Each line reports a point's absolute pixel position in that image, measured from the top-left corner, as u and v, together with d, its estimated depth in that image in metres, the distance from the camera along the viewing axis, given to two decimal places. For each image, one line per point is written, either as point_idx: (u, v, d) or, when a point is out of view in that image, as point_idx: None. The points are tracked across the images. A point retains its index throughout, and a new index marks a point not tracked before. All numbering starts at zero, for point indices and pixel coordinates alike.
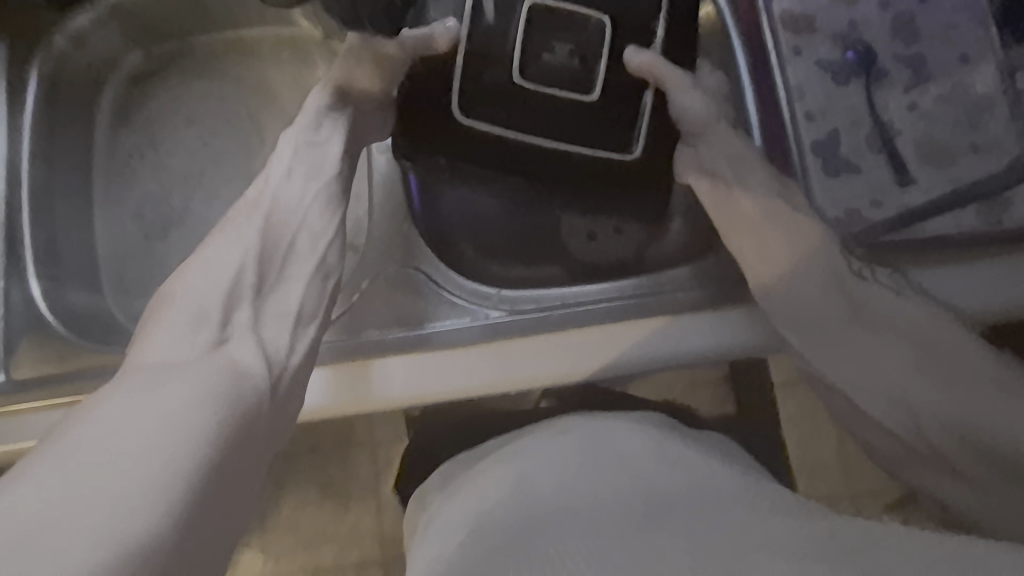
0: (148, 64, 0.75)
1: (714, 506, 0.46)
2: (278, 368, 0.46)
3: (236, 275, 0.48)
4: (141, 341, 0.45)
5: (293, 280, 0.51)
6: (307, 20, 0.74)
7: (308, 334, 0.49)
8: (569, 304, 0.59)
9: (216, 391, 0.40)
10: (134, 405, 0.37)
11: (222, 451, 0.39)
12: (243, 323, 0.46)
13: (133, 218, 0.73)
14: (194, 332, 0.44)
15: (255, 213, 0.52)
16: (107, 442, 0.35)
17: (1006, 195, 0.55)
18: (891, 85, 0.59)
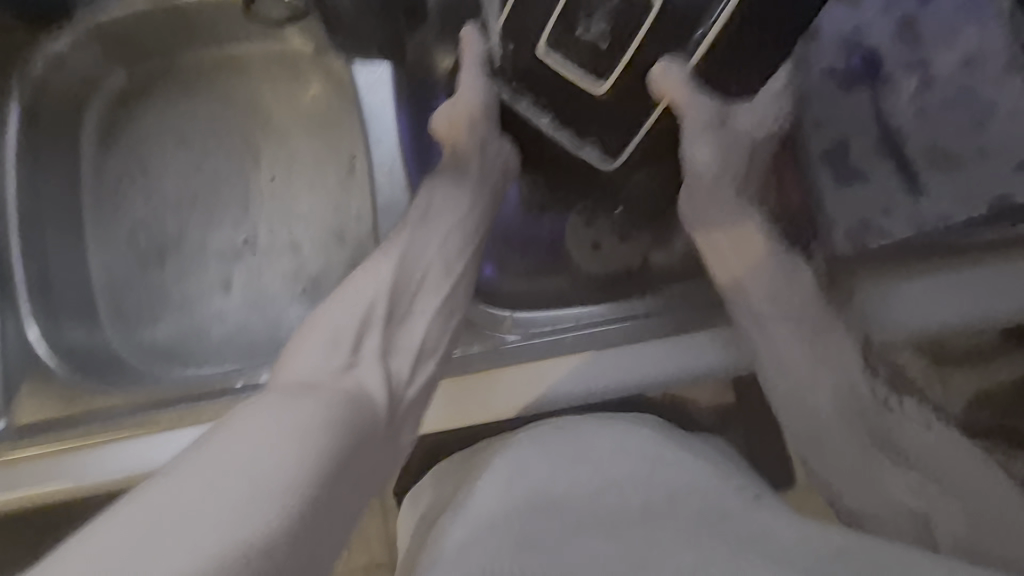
0: (132, 84, 0.72)
1: (732, 516, 0.45)
2: (398, 401, 0.46)
3: (369, 302, 0.49)
4: (288, 357, 0.46)
5: (415, 314, 0.51)
6: (299, 38, 0.73)
7: (425, 367, 0.50)
8: (581, 325, 0.59)
9: (349, 415, 0.40)
10: (288, 414, 0.38)
11: (351, 481, 0.38)
12: (371, 352, 0.47)
13: (126, 246, 0.71)
14: (334, 353, 0.45)
15: (384, 245, 0.53)
16: (264, 445, 0.35)
17: (1014, 199, 0.55)
18: (896, 90, 0.60)
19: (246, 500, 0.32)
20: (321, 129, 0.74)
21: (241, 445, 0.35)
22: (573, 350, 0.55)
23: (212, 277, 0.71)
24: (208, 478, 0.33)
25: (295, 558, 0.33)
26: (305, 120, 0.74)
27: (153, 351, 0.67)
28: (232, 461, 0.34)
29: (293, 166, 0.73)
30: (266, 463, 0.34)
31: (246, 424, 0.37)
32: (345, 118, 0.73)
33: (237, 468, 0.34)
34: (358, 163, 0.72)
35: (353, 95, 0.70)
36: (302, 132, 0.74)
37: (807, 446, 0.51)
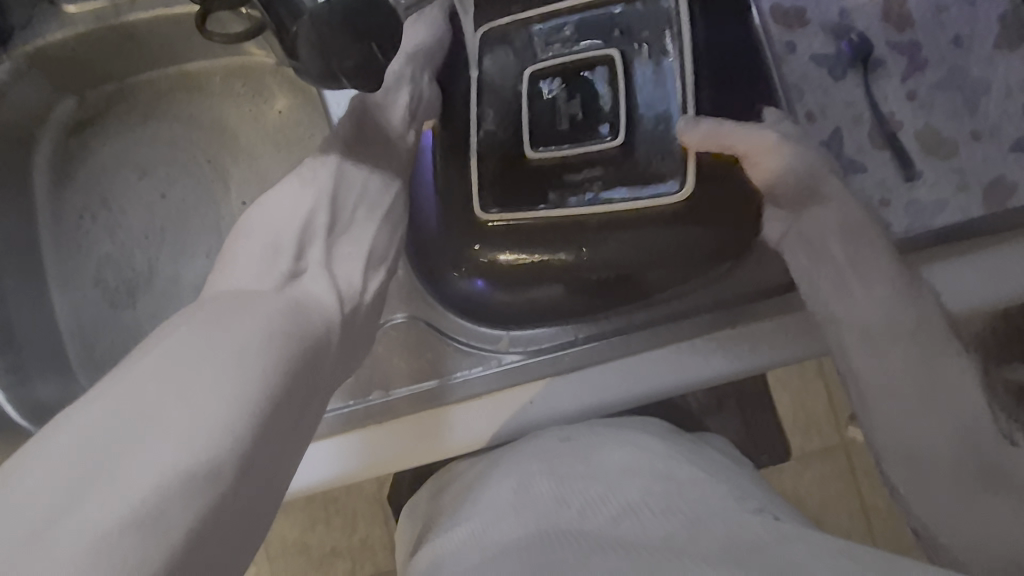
0: (85, 111, 0.69)
1: (744, 523, 0.42)
2: (351, 310, 0.45)
3: (306, 212, 0.47)
4: (220, 270, 0.44)
5: (357, 226, 0.50)
6: (259, 48, 0.68)
7: (378, 275, 0.49)
8: (581, 342, 0.57)
9: (296, 331, 0.38)
10: (224, 320, 0.36)
11: (310, 383, 0.38)
12: (317, 260, 0.45)
13: (94, 286, 0.67)
14: (272, 262, 0.43)
15: (313, 167, 0.50)
16: (201, 351, 0.33)
17: (1010, 181, 0.54)
18: (888, 74, 0.58)
19: (197, 410, 0.31)
20: (289, 146, 0.70)
21: (174, 367, 0.33)
22: (591, 364, 0.55)
23: (188, 311, 0.67)
24: (142, 404, 0.31)
25: (260, 457, 0.33)
26: (273, 138, 0.70)
27: None
28: (164, 385, 0.32)
29: (265, 187, 0.70)
30: (204, 385, 0.32)
31: (176, 343, 0.34)
32: (315, 133, 0.69)
33: (172, 391, 0.31)
34: None
35: (322, 110, 0.66)
36: (271, 150, 0.70)
37: (903, 461, 0.48)
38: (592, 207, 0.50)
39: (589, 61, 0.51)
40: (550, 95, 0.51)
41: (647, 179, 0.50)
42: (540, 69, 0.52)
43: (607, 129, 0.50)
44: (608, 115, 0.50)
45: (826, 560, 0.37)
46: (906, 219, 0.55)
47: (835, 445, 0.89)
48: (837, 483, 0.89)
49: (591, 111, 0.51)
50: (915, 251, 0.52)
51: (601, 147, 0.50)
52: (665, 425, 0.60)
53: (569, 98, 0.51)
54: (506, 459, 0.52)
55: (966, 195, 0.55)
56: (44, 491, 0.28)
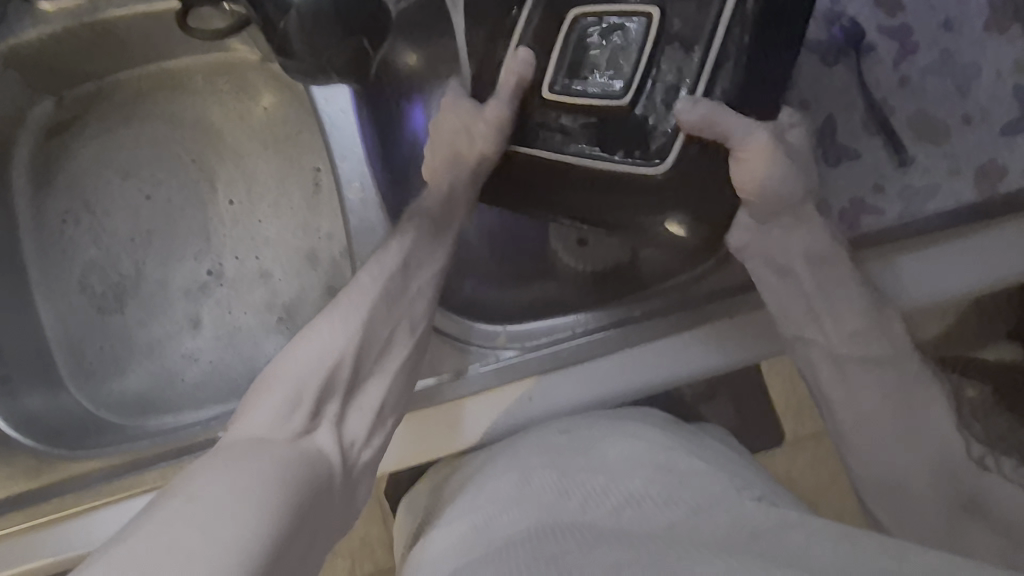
0: (63, 113, 0.67)
1: (747, 512, 0.42)
2: (350, 468, 0.42)
3: (330, 361, 0.44)
4: (239, 417, 0.41)
5: (376, 375, 0.47)
6: (243, 43, 0.66)
7: (382, 431, 0.47)
8: (578, 334, 0.56)
9: (309, 481, 0.37)
10: (244, 468, 0.34)
11: (308, 548, 0.34)
12: (332, 418, 0.43)
13: (80, 293, 0.66)
14: (286, 417, 0.40)
15: (346, 297, 0.48)
16: (216, 496, 0.31)
17: (1000, 164, 0.55)
18: (880, 59, 0.58)
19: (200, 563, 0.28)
20: (277, 144, 0.68)
21: (201, 509, 0.30)
22: (590, 355, 0.55)
23: (179, 316, 0.66)
24: (166, 544, 0.28)
25: None
26: (261, 136, 0.68)
27: (123, 403, 0.63)
28: (192, 523, 0.29)
29: (253, 187, 0.68)
30: (229, 526, 0.30)
31: (202, 485, 0.32)
32: (303, 129, 0.68)
33: (199, 530, 0.29)
34: (323, 177, 0.67)
35: (309, 105, 0.65)
36: (258, 148, 0.68)
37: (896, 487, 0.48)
38: (586, 160, 0.44)
39: (630, 11, 0.42)
40: (580, 46, 0.43)
41: (642, 152, 0.43)
42: (584, 13, 0.43)
43: (625, 82, 0.42)
44: (632, 66, 0.42)
45: (832, 545, 0.37)
46: (900, 205, 0.55)
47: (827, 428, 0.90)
48: (829, 465, 0.90)
49: (618, 61, 0.42)
50: (881, 244, 0.53)
51: (607, 104, 0.42)
52: (667, 417, 0.59)
53: (600, 44, 0.42)
54: (505, 453, 0.52)
55: (958, 179, 0.55)
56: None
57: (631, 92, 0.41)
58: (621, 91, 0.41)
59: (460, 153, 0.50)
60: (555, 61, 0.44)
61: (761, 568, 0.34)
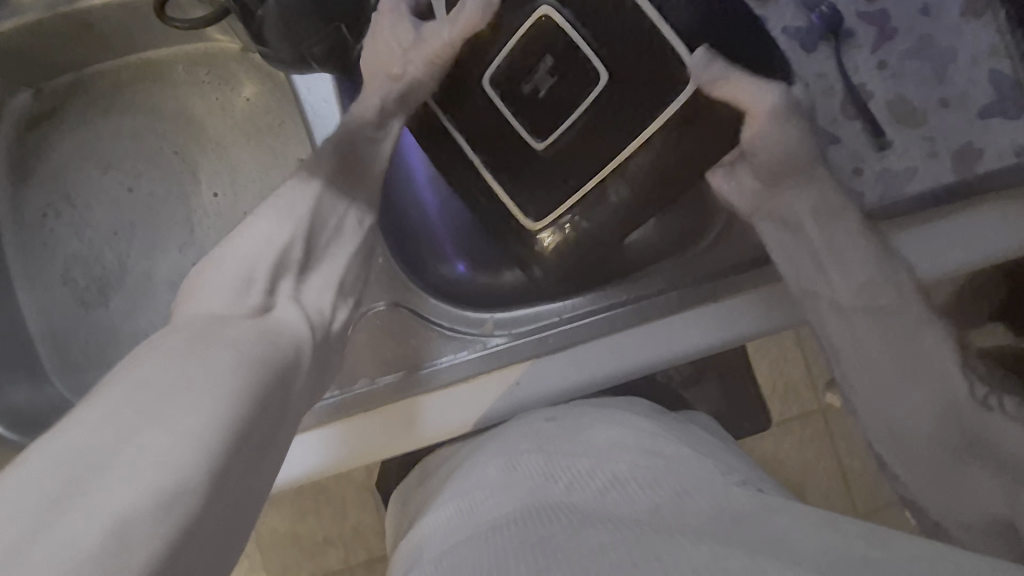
0: (42, 106, 0.66)
1: (729, 496, 0.43)
2: (320, 337, 0.45)
3: (281, 244, 0.46)
4: (192, 296, 0.42)
5: (330, 256, 0.50)
6: (223, 33, 0.65)
7: (346, 305, 0.50)
8: (564, 321, 0.57)
9: (272, 356, 0.38)
10: (199, 350, 0.34)
11: (274, 417, 0.36)
12: (287, 293, 0.45)
13: (63, 286, 0.66)
14: (244, 296, 0.42)
15: (287, 196, 0.49)
16: (173, 385, 0.31)
17: (977, 147, 0.55)
18: (859, 45, 0.59)
19: (163, 447, 0.29)
20: (260, 135, 0.68)
21: (152, 392, 0.31)
22: (577, 343, 0.55)
23: (164, 308, 0.66)
24: (118, 424, 0.29)
25: (226, 499, 0.31)
26: (243, 128, 0.68)
27: None
28: (141, 408, 0.30)
29: (237, 179, 0.68)
30: (181, 406, 0.30)
31: (151, 367, 0.33)
32: (285, 120, 0.67)
33: (151, 412, 0.30)
34: (307, 168, 0.67)
35: (292, 96, 0.64)
36: (241, 139, 0.68)
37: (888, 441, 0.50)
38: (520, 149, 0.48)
39: (580, 60, 0.46)
40: (525, 63, 0.47)
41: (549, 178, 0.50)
42: (546, 24, 0.45)
43: (546, 124, 0.48)
44: (559, 109, 0.47)
45: (809, 529, 0.38)
46: (878, 188, 0.56)
47: (813, 411, 0.91)
48: (816, 447, 0.91)
49: (550, 99, 0.47)
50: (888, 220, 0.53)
51: (524, 133, 0.49)
52: (652, 405, 0.60)
53: (541, 71, 0.47)
54: (495, 440, 0.53)
55: (935, 162, 0.56)
56: (1, 514, 0.26)
57: (546, 138, 0.48)
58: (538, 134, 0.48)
59: (392, 77, 0.53)
60: (500, 62, 0.48)
61: (741, 552, 0.34)
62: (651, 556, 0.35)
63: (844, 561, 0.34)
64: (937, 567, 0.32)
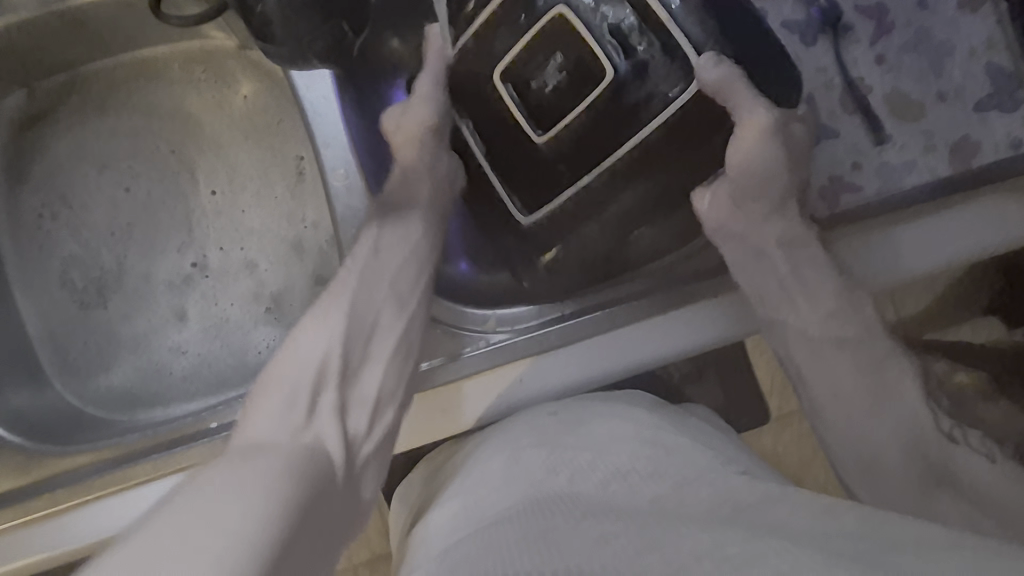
0: (36, 105, 0.65)
1: (728, 485, 0.43)
2: (354, 460, 0.43)
3: (323, 352, 0.45)
4: (242, 423, 0.42)
5: (371, 360, 0.48)
6: (219, 30, 0.65)
7: (385, 415, 0.47)
8: (565, 318, 0.57)
9: (309, 478, 0.36)
10: (248, 471, 0.34)
11: (313, 543, 0.34)
12: (329, 408, 0.43)
13: (61, 287, 0.65)
14: (288, 412, 0.41)
15: (331, 291, 0.50)
16: (225, 501, 0.31)
17: (974, 140, 0.56)
18: (857, 39, 0.59)
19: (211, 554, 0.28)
20: (258, 133, 0.67)
21: (196, 511, 0.30)
22: (578, 338, 0.56)
23: (164, 309, 0.66)
24: (165, 539, 0.29)
25: None
26: (241, 126, 0.67)
27: (110, 398, 0.62)
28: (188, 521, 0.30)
29: (235, 178, 0.67)
30: (224, 517, 0.30)
31: (199, 490, 0.33)
32: (283, 118, 0.67)
33: (196, 524, 0.29)
34: (306, 166, 0.67)
35: (290, 94, 0.64)
36: (239, 138, 0.67)
37: (857, 455, 0.49)
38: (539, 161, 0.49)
39: (589, 60, 0.46)
40: (538, 61, 0.48)
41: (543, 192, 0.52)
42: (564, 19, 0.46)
43: (551, 119, 0.49)
44: (562, 105, 0.48)
45: (810, 517, 0.39)
46: (877, 182, 0.56)
47: None
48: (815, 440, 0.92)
49: (558, 94, 0.48)
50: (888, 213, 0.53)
51: (528, 130, 0.50)
52: (653, 398, 0.60)
53: (552, 70, 0.48)
54: (499, 433, 0.53)
55: (933, 155, 0.56)
56: None
57: (547, 130, 0.49)
58: (540, 127, 0.49)
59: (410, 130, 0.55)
60: (511, 56, 0.49)
61: (743, 539, 0.35)
62: (653, 546, 0.35)
63: (849, 548, 0.34)
64: (936, 549, 0.33)
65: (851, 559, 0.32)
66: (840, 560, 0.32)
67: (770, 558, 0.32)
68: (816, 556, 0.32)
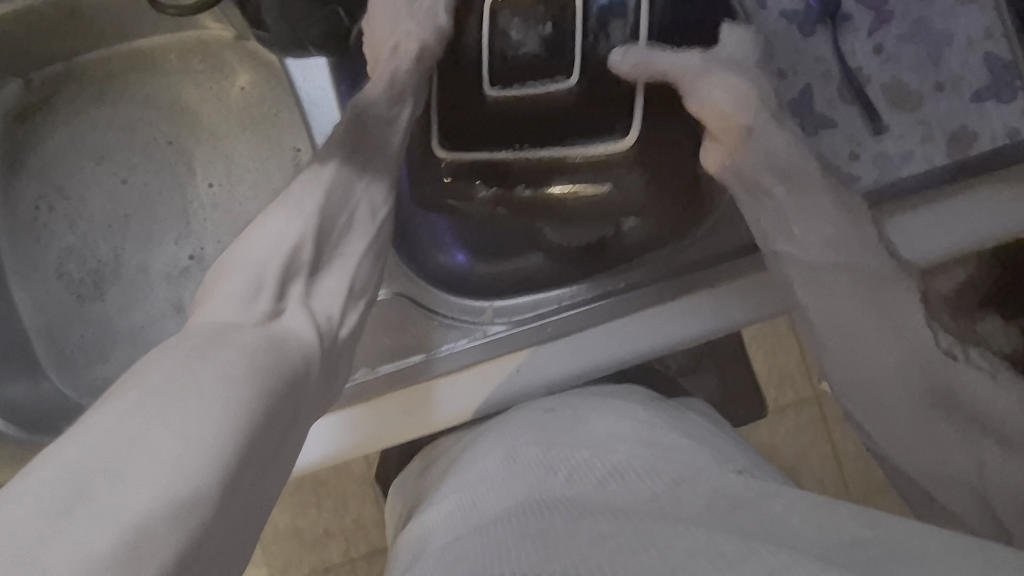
0: (32, 97, 0.65)
1: (725, 480, 0.43)
2: (328, 344, 0.42)
3: (291, 239, 0.42)
4: (201, 301, 0.40)
5: (340, 256, 0.46)
6: (217, 22, 0.65)
7: (354, 305, 0.47)
8: (564, 304, 0.58)
9: (279, 363, 0.35)
10: (207, 361, 0.32)
11: (283, 432, 0.33)
12: (297, 299, 0.42)
13: (58, 280, 0.65)
14: (253, 299, 0.39)
15: (298, 192, 0.46)
16: (180, 403, 0.29)
17: (972, 131, 0.56)
18: (855, 28, 0.59)
19: (171, 458, 0.27)
20: (255, 124, 0.67)
21: (158, 401, 0.29)
22: (578, 329, 0.55)
23: (161, 302, 0.65)
24: (122, 433, 0.27)
25: (231, 517, 0.29)
26: (238, 117, 0.67)
27: (108, 390, 0.62)
28: (149, 414, 0.28)
29: (232, 169, 0.67)
30: (185, 410, 0.29)
31: (157, 374, 0.30)
32: (281, 109, 0.67)
33: (156, 418, 0.28)
34: (303, 157, 0.66)
35: (287, 84, 0.64)
36: (236, 129, 0.67)
37: (862, 398, 0.48)
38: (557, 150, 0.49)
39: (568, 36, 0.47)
40: (517, 20, 0.47)
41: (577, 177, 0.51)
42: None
43: (509, 78, 0.48)
44: (522, 70, 0.48)
45: (806, 511, 0.38)
46: (875, 172, 0.56)
47: (807, 397, 0.92)
48: (811, 432, 0.92)
49: (523, 55, 0.47)
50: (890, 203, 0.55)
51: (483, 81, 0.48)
52: (648, 394, 0.60)
53: (524, 36, 0.47)
54: (495, 430, 0.53)
55: (931, 146, 0.56)
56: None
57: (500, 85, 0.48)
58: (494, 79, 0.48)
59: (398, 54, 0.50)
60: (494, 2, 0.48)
61: (738, 538, 0.35)
62: (649, 544, 0.35)
63: (841, 545, 0.35)
64: (927, 546, 0.33)
65: (845, 567, 0.32)
66: (836, 565, 0.32)
67: (763, 553, 0.33)
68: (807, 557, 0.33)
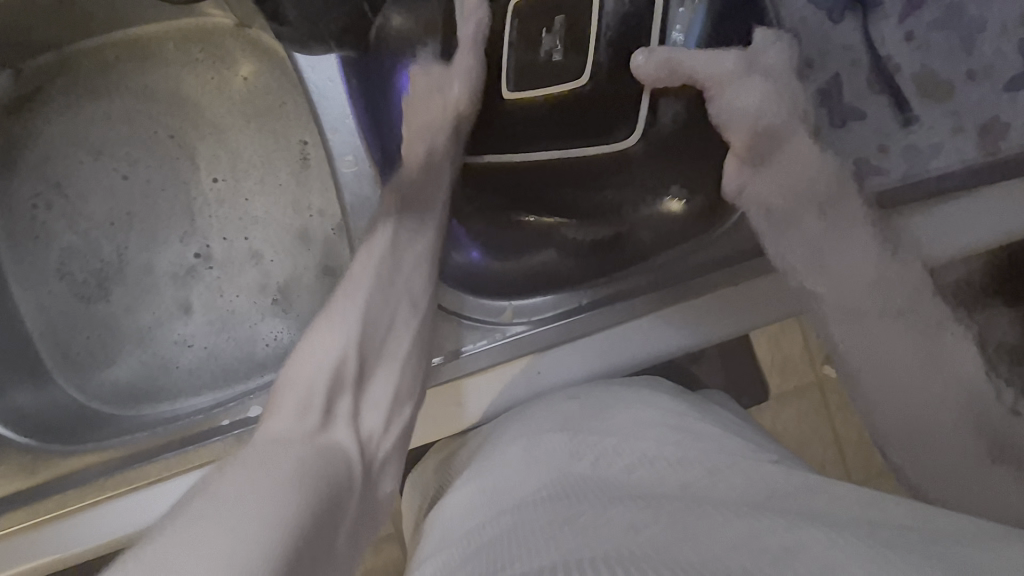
0: (25, 88, 0.63)
1: (764, 471, 0.41)
2: (369, 460, 0.42)
3: (336, 359, 0.44)
4: (260, 421, 0.41)
5: (383, 364, 0.47)
6: (218, 8, 0.62)
7: (401, 416, 0.46)
8: (588, 307, 0.57)
9: (329, 476, 0.36)
10: (264, 474, 0.32)
11: (330, 543, 0.32)
12: (345, 414, 0.42)
13: (59, 280, 0.63)
14: (304, 413, 0.40)
15: (350, 286, 0.49)
16: (248, 508, 0.29)
17: (1003, 121, 0.54)
18: (885, 15, 0.57)
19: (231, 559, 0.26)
20: (260, 117, 0.64)
21: (226, 496, 0.30)
22: (616, 323, 0.54)
23: (167, 301, 0.64)
24: (187, 540, 0.27)
25: None
26: (241, 109, 0.65)
27: (117, 394, 0.61)
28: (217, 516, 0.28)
29: (238, 165, 0.65)
30: (248, 515, 0.29)
31: (219, 487, 0.31)
32: (286, 100, 0.64)
33: (221, 523, 0.28)
34: (311, 151, 0.64)
35: (293, 75, 0.61)
36: (240, 122, 0.65)
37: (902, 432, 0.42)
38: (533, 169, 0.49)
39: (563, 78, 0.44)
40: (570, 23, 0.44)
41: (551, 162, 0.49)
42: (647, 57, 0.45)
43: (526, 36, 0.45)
44: (526, 50, 0.45)
45: (851, 507, 0.36)
46: (904, 164, 0.54)
47: (809, 383, 0.92)
48: (813, 418, 0.92)
49: (528, 42, 0.45)
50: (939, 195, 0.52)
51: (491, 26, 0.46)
52: (673, 385, 0.57)
53: (550, 33, 0.44)
54: (515, 420, 0.51)
55: (961, 136, 0.54)
56: None
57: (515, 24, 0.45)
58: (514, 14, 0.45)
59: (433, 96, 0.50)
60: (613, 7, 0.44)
61: (783, 528, 0.33)
62: (687, 537, 0.33)
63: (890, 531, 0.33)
64: (984, 539, 0.31)
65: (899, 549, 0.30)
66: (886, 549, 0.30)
67: (811, 547, 0.30)
68: (857, 549, 0.30)
